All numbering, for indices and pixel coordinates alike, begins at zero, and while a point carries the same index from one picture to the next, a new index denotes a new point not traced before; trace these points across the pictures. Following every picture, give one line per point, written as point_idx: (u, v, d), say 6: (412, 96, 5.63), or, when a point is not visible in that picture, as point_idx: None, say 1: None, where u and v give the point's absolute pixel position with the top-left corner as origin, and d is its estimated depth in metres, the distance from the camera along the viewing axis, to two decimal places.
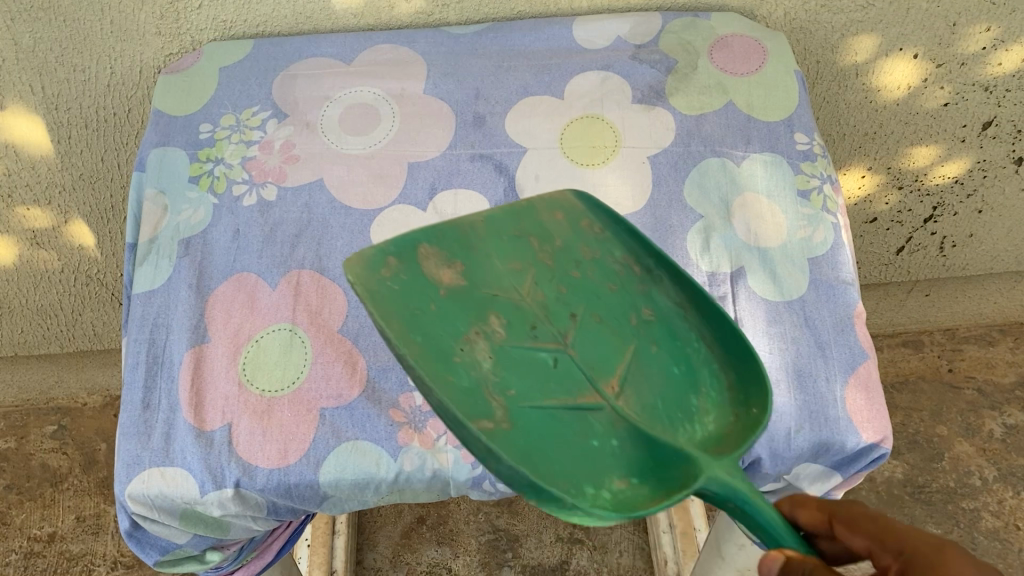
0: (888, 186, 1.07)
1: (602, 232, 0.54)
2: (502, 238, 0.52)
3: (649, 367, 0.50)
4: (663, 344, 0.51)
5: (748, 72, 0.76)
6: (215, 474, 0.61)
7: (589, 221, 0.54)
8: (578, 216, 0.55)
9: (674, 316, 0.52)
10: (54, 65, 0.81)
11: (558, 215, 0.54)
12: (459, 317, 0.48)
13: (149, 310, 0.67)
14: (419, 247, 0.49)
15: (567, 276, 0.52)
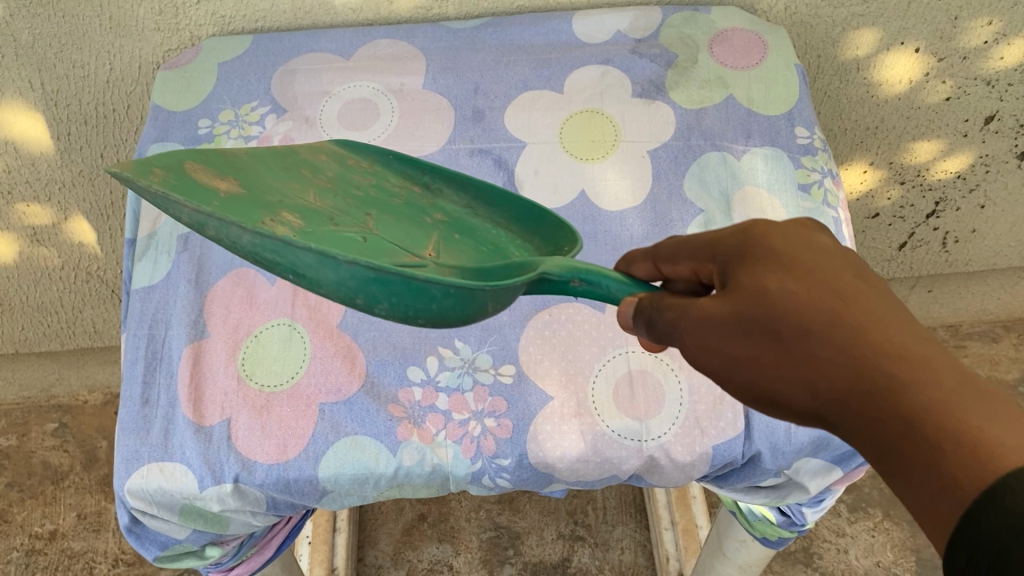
0: (890, 182, 1.07)
1: (370, 167, 0.60)
2: (272, 166, 0.55)
3: (451, 246, 0.55)
4: (459, 228, 0.57)
5: (749, 66, 0.75)
6: (214, 468, 0.60)
7: (357, 162, 0.60)
8: (345, 158, 0.60)
9: (464, 214, 0.58)
10: (53, 61, 0.81)
11: (322, 157, 0.59)
12: (252, 208, 0.47)
13: (148, 306, 0.67)
14: (184, 164, 0.48)
15: (350, 193, 0.56)
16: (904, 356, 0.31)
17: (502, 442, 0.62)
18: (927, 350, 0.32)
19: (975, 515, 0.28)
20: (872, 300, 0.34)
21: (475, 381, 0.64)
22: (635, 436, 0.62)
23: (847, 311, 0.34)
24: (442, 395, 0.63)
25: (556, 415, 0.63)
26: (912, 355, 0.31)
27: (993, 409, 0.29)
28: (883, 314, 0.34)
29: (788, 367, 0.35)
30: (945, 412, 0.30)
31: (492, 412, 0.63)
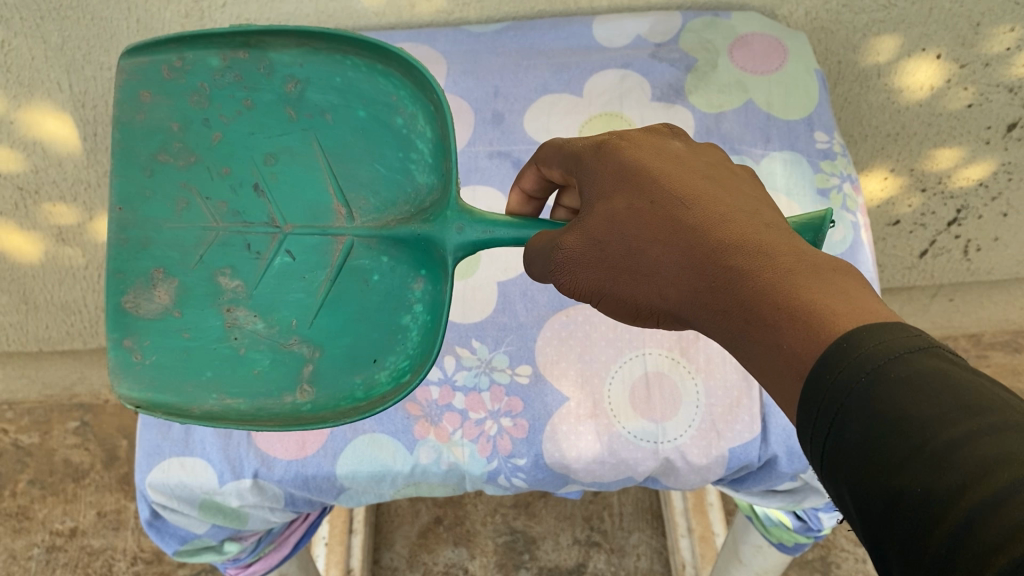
0: (910, 189, 1.07)
1: (184, 62, 0.58)
2: (148, 199, 0.59)
3: (349, 138, 0.60)
4: (327, 106, 0.59)
5: (769, 71, 0.75)
6: (233, 464, 0.61)
7: (169, 67, 0.58)
8: (156, 71, 0.58)
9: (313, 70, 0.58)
10: (81, 63, 0.83)
11: (145, 98, 0.58)
12: (200, 295, 0.58)
13: None
14: (126, 306, 0.57)
15: (208, 143, 0.59)
16: (737, 243, 0.38)
17: (518, 441, 0.63)
18: (752, 234, 0.38)
19: (815, 361, 0.32)
20: (705, 199, 0.41)
21: (492, 381, 0.64)
22: (651, 438, 0.62)
23: (686, 214, 0.41)
24: (459, 394, 0.64)
25: (571, 415, 0.63)
26: (741, 241, 0.38)
27: (811, 271, 0.34)
28: (710, 206, 0.41)
29: (649, 275, 0.43)
30: (767, 279, 0.35)
31: (508, 412, 0.63)
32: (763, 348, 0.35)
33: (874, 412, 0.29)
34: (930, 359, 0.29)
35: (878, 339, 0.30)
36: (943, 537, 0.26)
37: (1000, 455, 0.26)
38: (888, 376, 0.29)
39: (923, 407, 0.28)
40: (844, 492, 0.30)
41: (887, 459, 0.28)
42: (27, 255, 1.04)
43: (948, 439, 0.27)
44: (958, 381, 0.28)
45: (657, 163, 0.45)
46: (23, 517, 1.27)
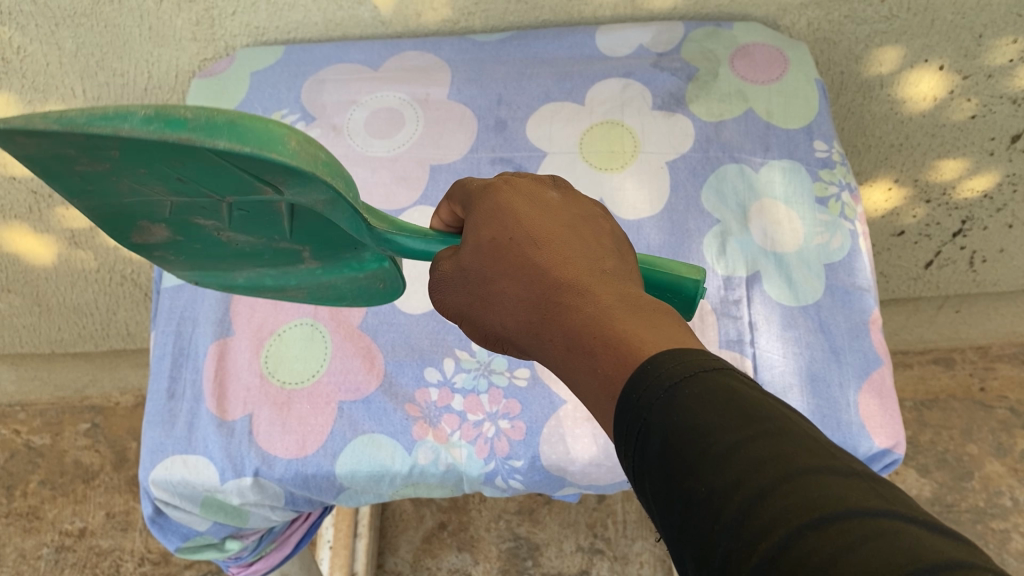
0: (915, 200, 1.07)
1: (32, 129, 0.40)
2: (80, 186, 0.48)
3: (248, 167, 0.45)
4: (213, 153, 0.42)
5: (769, 81, 0.76)
6: (235, 462, 0.62)
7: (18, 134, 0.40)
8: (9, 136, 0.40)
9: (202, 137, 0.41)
10: (95, 69, 0.85)
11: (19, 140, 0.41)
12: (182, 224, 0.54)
13: (176, 303, 0.69)
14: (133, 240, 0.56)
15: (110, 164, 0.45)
16: (576, 287, 0.43)
17: (516, 443, 0.63)
18: (589, 281, 0.43)
19: (625, 386, 0.37)
20: (555, 244, 0.46)
21: (490, 383, 0.65)
22: None
23: (538, 256, 0.46)
24: (458, 396, 0.65)
25: (568, 418, 0.64)
26: (581, 286, 0.43)
27: (629, 312, 0.40)
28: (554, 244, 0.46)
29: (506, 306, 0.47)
30: (587, 315, 0.41)
31: (506, 414, 0.64)
32: (582, 373, 0.41)
33: (669, 424, 0.34)
34: (720, 377, 0.35)
35: (676, 361, 0.35)
36: (730, 518, 0.31)
37: (771, 457, 0.31)
38: (682, 392, 0.34)
39: (712, 416, 0.33)
40: (649, 494, 0.35)
41: (683, 463, 0.33)
42: (40, 258, 1.06)
43: (729, 444, 0.32)
44: (738, 395, 0.34)
45: (524, 206, 0.49)
46: (33, 517, 1.28)
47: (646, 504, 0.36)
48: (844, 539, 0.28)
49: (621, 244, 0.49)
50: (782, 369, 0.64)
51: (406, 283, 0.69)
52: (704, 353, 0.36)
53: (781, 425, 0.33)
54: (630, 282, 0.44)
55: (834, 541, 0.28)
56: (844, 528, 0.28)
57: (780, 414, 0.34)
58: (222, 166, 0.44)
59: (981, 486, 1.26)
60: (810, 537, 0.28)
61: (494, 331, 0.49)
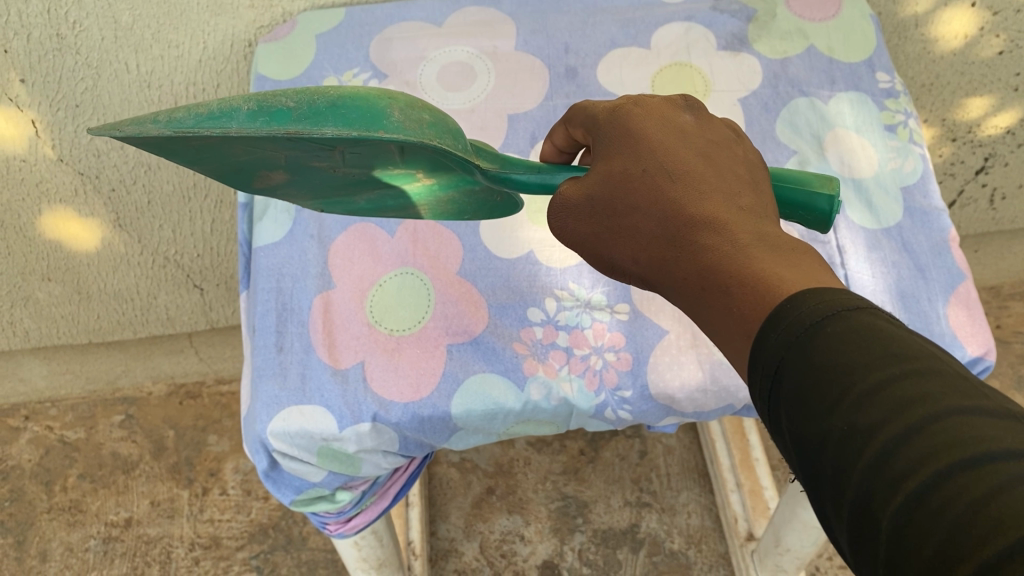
0: (941, 139, 1.10)
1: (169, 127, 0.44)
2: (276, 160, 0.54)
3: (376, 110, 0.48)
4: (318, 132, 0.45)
5: (826, 18, 0.78)
6: (353, 409, 0.63)
7: (151, 130, 0.43)
8: (146, 129, 0.43)
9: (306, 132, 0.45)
10: (150, 42, 0.84)
11: (152, 129, 0.43)
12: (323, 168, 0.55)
13: (273, 261, 0.69)
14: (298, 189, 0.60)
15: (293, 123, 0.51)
16: (709, 224, 0.46)
17: (624, 374, 0.65)
18: (726, 219, 0.45)
19: (762, 325, 0.39)
20: (691, 178, 0.48)
21: (593, 319, 0.67)
22: None
23: (672, 188, 0.48)
24: (563, 332, 0.66)
25: (672, 347, 0.66)
26: (714, 222, 0.46)
27: (768, 253, 0.43)
28: (691, 178, 0.48)
29: (626, 236, 0.50)
30: (722, 252, 0.44)
31: (611, 347, 0.66)
32: (718, 309, 0.43)
33: (810, 362, 0.35)
34: (864, 317, 0.36)
35: (821, 298, 0.37)
36: (870, 457, 0.32)
37: (917, 396, 0.32)
38: (825, 331, 0.36)
39: (856, 354, 0.34)
40: (785, 432, 0.37)
41: (822, 403, 0.35)
42: (82, 244, 1.05)
43: (870, 384, 0.34)
44: (883, 335, 0.35)
45: (657, 131, 0.51)
46: (76, 510, 1.27)
47: (779, 434, 0.38)
48: (1001, 479, 0.29)
49: (755, 173, 0.50)
50: (873, 288, 0.67)
51: (495, 231, 0.70)
52: (851, 292, 0.38)
53: (927, 362, 0.34)
54: (764, 222, 0.46)
55: (986, 482, 0.29)
56: (999, 465, 0.29)
57: (926, 352, 0.34)
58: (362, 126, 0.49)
59: None
60: (961, 479, 0.30)
61: (607, 260, 0.52)
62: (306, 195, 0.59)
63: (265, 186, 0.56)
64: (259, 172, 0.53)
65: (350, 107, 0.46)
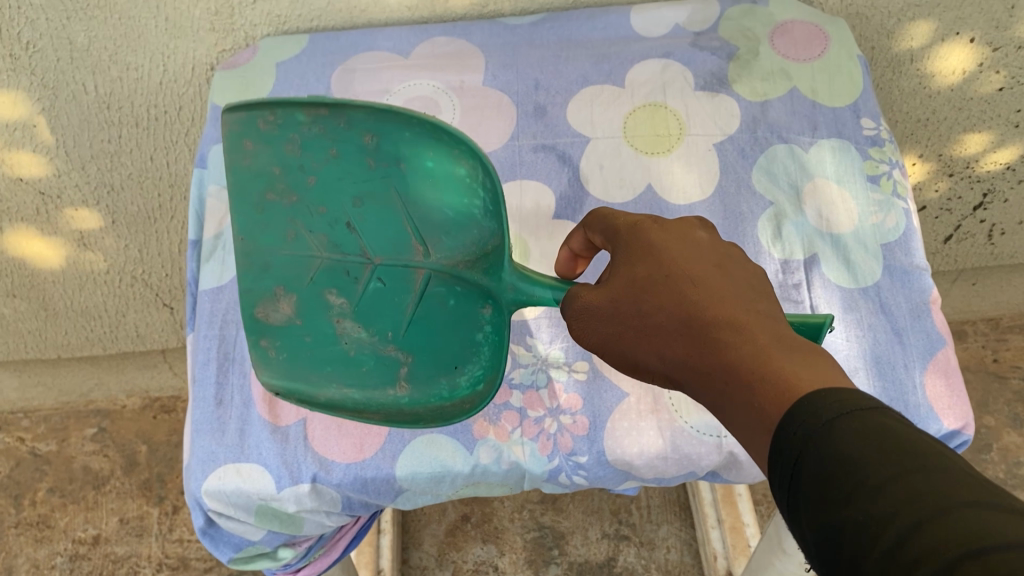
0: (938, 174, 1.06)
1: (276, 118, 0.58)
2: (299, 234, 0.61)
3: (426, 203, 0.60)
4: (400, 156, 0.58)
5: (811, 58, 0.74)
6: (291, 469, 0.60)
7: (263, 120, 0.58)
8: (254, 124, 0.58)
9: (376, 121, 0.56)
10: (107, 63, 0.81)
11: (248, 145, 0.59)
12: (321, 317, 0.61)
13: (217, 306, 0.66)
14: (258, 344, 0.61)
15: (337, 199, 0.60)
16: (731, 324, 0.42)
17: (579, 439, 0.61)
18: (745, 320, 0.42)
19: (782, 426, 0.36)
20: (713, 283, 0.45)
21: (550, 378, 0.63)
22: (714, 432, 0.62)
23: (693, 289, 0.45)
24: (517, 392, 0.63)
25: (632, 411, 0.62)
26: (733, 322, 0.42)
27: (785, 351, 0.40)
28: (709, 282, 0.45)
29: (651, 335, 0.46)
30: (743, 352, 0.40)
31: (567, 409, 0.62)
32: (738, 407, 0.39)
33: (825, 458, 0.33)
34: (876, 416, 0.33)
35: (836, 399, 0.35)
36: (881, 550, 0.29)
37: (928, 489, 0.29)
38: (840, 427, 0.33)
39: (868, 449, 0.32)
40: (810, 542, 0.34)
41: (837, 495, 0.32)
42: (46, 262, 1.02)
43: (882, 477, 0.31)
44: (896, 433, 0.32)
45: (676, 242, 0.49)
46: (44, 525, 1.25)
47: (804, 546, 0.34)
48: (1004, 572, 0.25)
49: None
50: (847, 353, 0.63)
51: None
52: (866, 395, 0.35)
53: (943, 460, 0.31)
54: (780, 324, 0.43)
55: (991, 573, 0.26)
56: (1006, 559, 0.26)
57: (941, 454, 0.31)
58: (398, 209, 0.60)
59: (999, 458, 1.27)
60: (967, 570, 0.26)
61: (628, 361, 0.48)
62: (276, 369, 0.61)
63: (261, 329, 0.61)
64: (273, 290, 0.62)
65: (421, 162, 0.58)
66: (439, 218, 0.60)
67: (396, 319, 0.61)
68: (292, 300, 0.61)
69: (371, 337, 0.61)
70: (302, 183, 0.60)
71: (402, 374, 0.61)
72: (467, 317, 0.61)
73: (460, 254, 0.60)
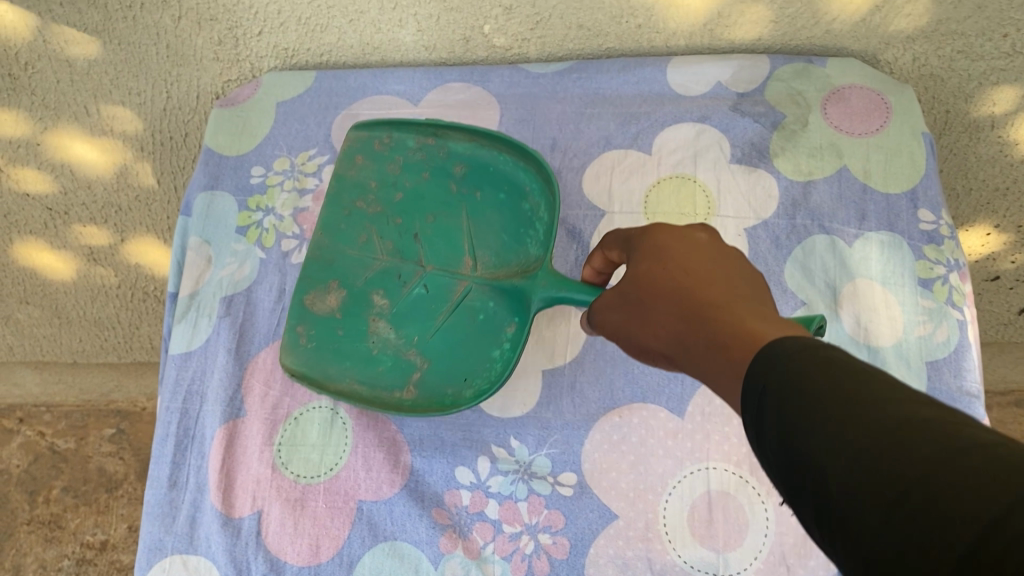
0: (1017, 246, 0.92)
1: (391, 141, 0.63)
2: (365, 234, 0.62)
3: (488, 224, 0.62)
4: (480, 188, 0.62)
5: (867, 133, 0.65)
6: (240, 567, 0.56)
7: (378, 141, 0.63)
8: (370, 144, 0.63)
9: (472, 152, 0.62)
10: (108, 87, 0.77)
11: (358, 160, 0.63)
12: (360, 313, 0.60)
13: (184, 374, 0.61)
14: (292, 327, 0.59)
15: (411, 210, 0.63)
16: (716, 303, 0.37)
17: (557, 562, 0.55)
18: (731, 300, 0.37)
19: (750, 384, 0.31)
20: (707, 268, 0.39)
21: (530, 490, 0.57)
22: (710, 570, 0.54)
23: (686, 276, 0.39)
24: (493, 501, 0.57)
25: (618, 536, 0.55)
26: (721, 303, 0.37)
27: (768, 321, 0.34)
28: (703, 268, 0.40)
29: (647, 320, 0.40)
30: (727, 324, 0.35)
31: (547, 527, 0.56)
32: (717, 374, 0.34)
33: (787, 397, 0.28)
34: (833, 354, 0.29)
35: (801, 349, 0.30)
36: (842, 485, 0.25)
37: (883, 415, 0.25)
38: (799, 369, 0.29)
39: (818, 383, 0.27)
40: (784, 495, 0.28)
41: (797, 433, 0.27)
42: (57, 274, 1.00)
43: (835, 406, 0.26)
44: (853, 366, 0.28)
45: (673, 234, 0.43)
46: (55, 525, 1.24)
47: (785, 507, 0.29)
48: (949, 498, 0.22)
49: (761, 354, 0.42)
50: None
51: None
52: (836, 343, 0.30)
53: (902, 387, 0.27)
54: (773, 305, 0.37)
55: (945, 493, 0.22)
56: (949, 478, 0.23)
57: (908, 390, 0.27)
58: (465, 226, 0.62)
59: None
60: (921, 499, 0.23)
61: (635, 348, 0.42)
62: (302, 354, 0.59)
63: (302, 314, 0.60)
64: (327, 283, 0.61)
65: (498, 187, 0.62)
66: (495, 243, 0.61)
67: (425, 325, 0.60)
68: (341, 296, 0.61)
69: (397, 338, 0.60)
70: (384, 190, 0.63)
71: (414, 378, 0.58)
72: (491, 333, 0.59)
73: (503, 271, 0.60)
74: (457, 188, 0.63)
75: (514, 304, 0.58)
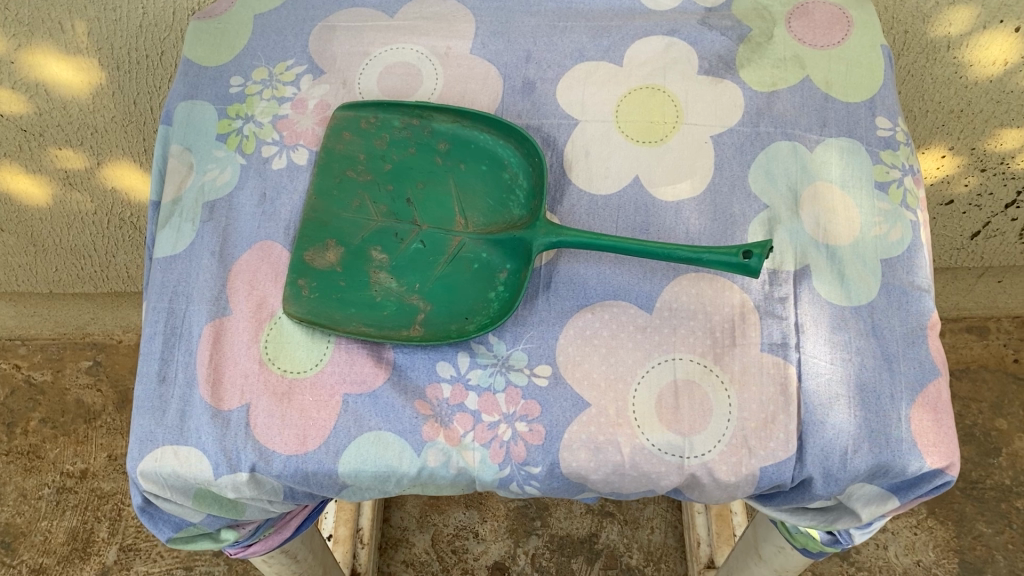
0: (969, 168, 0.99)
1: (377, 121, 0.67)
2: (357, 199, 0.65)
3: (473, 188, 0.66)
4: (464, 158, 0.66)
5: (828, 45, 0.68)
6: (229, 456, 0.58)
7: (365, 120, 0.67)
8: (356, 122, 0.66)
9: (456, 132, 0.67)
10: (84, 3, 0.77)
11: (346, 135, 0.66)
12: (359, 266, 0.63)
13: (169, 277, 0.63)
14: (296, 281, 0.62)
15: (399, 178, 0.66)
16: None
17: (534, 448, 0.58)
18: None
19: None
20: None
21: (508, 382, 0.59)
22: (676, 452, 0.58)
23: None
24: (472, 394, 0.59)
25: (592, 423, 0.58)
26: None
27: None
28: None
29: None
30: None
31: (524, 417, 0.59)
32: None
33: None
34: None
35: None
36: None
37: None
38: None
39: None
40: None
41: None
42: (32, 199, 1.00)
43: None
44: None
45: None
46: (34, 456, 1.25)
47: None
48: None
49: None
50: (828, 378, 0.58)
51: None
52: None
53: None
54: None
55: None
56: None
57: None
58: (451, 188, 0.66)
59: (1008, 463, 1.20)
60: None
61: None
62: (309, 304, 0.61)
63: (304, 270, 0.62)
64: (325, 241, 0.63)
65: (480, 153, 0.66)
66: (483, 205, 0.65)
67: (424, 274, 0.63)
68: (340, 252, 0.63)
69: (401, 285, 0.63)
70: (372, 160, 0.66)
71: (420, 319, 0.61)
72: (486, 279, 0.63)
73: (495, 227, 0.64)
74: (441, 157, 0.66)
75: (509, 251, 0.63)
